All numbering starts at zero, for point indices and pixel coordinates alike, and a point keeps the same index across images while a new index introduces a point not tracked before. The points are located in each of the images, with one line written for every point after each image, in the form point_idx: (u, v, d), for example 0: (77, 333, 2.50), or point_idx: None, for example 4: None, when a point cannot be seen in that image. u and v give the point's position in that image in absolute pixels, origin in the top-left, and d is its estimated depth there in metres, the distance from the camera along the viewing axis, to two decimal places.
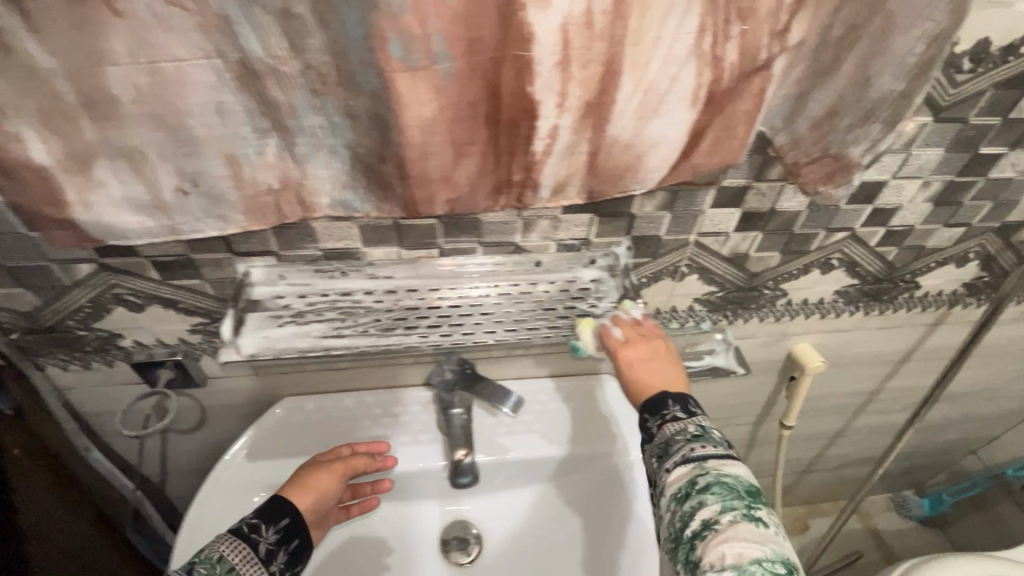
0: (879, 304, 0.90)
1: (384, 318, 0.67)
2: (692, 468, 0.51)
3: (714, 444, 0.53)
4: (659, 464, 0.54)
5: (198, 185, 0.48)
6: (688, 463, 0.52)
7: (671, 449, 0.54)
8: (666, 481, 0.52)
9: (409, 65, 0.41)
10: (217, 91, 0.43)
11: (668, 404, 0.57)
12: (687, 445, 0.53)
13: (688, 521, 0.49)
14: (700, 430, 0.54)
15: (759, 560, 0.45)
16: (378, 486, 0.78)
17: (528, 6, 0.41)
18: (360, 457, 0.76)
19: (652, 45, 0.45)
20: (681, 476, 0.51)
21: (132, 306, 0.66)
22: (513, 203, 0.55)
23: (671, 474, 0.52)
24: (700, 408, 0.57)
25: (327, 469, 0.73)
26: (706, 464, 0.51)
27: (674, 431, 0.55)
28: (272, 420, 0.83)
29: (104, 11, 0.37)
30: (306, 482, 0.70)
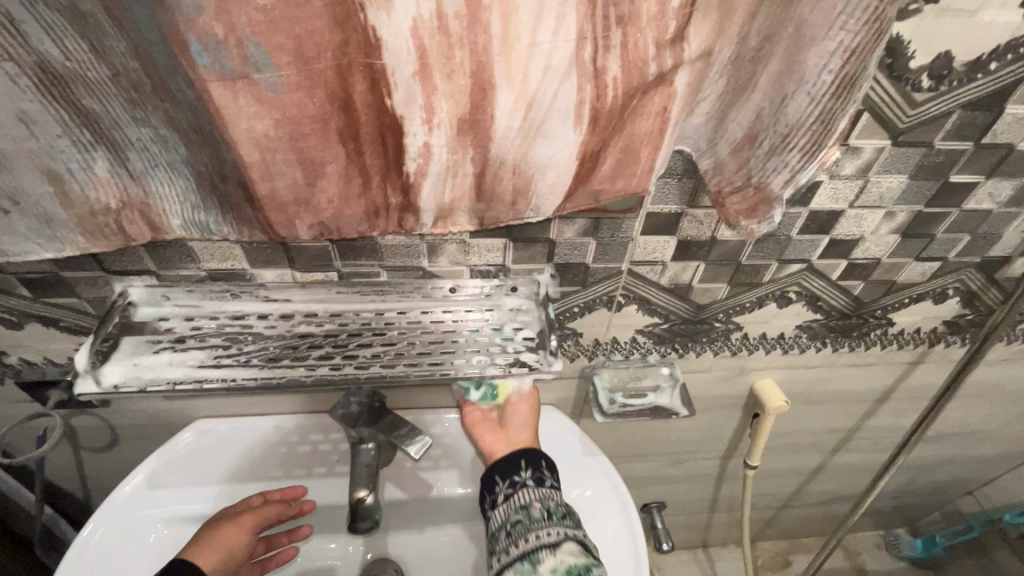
0: (848, 340, 0.82)
1: (276, 347, 0.61)
2: (582, 554, 0.55)
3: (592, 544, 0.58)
4: (544, 525, 0.57)
5: (19, 202, 0.42)
6: (580, 545, 0.56)
7: (563, 520, 0.58)
8: (558, 544, 0.55)
9: (224, 75, 0.35)
10: (15, 99, 0.37)
11: (524, 461, 0.63)
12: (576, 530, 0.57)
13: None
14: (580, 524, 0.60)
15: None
16: (296, 534, 0.75)
17: (366, 5, 0.35)
18: (274, 506, 0.71)
19: (524, 55, 0.38)
20: (575, 551, 0.55)
21: (10, 323, 0.62)
22: (393, 227, 0.49)
23: (563, 545, 0.55)
24: (550, 473, 0.63)
25: (236, 522, 0.68)
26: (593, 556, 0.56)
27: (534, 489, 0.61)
28: (178, 447, 0.76)
29: None
30: (211, 540, 0.66)
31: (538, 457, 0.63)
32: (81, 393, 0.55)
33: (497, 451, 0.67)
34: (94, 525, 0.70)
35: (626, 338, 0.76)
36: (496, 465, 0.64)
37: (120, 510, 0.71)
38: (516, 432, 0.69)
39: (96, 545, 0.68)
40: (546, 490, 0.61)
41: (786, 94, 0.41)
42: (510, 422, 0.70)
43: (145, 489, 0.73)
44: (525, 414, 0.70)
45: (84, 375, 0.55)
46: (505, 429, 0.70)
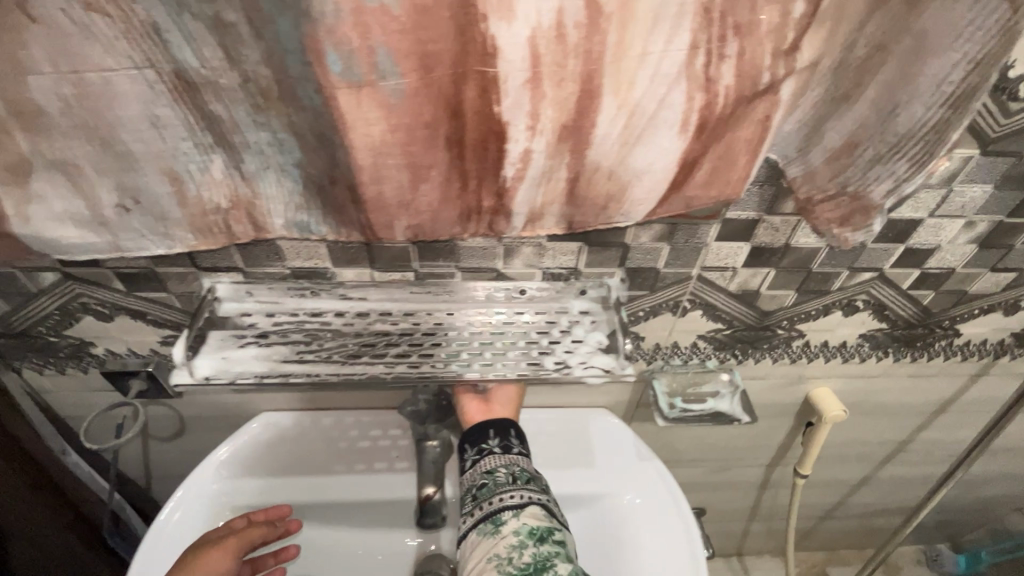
0: (910, 350, 0.81)
1: (353, 342, 0.63)
2: (548, 519, 0.55)
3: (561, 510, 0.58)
4: (512, 485, 0.58)
5: (140, 201, 0.44)
6: (544, 509, 0.56)
7: (528, 484, 0.58)
8: (521, 507, 0.55)
9: (352, 82, 0.37)
10: (150, 103, 0.39)
11: (489, 433, 0.63)
12: (543, 493, 0.58)
13: (525, 547, 0.52)
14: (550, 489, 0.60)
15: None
16: (283, 554, 0.74)
17: (489, 15, 0.36)
18: (260, 527, 0.71)
19: (633, 64, 0.39)
20: (538, 515, 0.55)
21: (101, 315, 0.65)
22: (484, 231, 0.50)
23: (527, 508, 0.55)
24: (518, 440, 0.63)
25: (219, 547, 0.67)
26: (558, 522, 0.56)
27: (495, 461, 0.61)
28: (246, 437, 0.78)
29: (20, 16, 0.34)
30: (193, 567, 0.65)
31: (508, 427, 0.63)
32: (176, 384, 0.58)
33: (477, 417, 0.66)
34: (169, 509, 0.72)
35: (688, 343, 0.76)
36: (467, 435, 0.64)
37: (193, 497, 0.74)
38: (499, 409, 0.67)
39: (170, 531, 0.70)
40: (515, 454, 0.61)
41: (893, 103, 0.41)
42: (495, 398, 0.68)
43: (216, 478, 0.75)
44: (512, 392, 0.70)
45: (179, 367, 0.57)
46: (490, 402, 0.68)
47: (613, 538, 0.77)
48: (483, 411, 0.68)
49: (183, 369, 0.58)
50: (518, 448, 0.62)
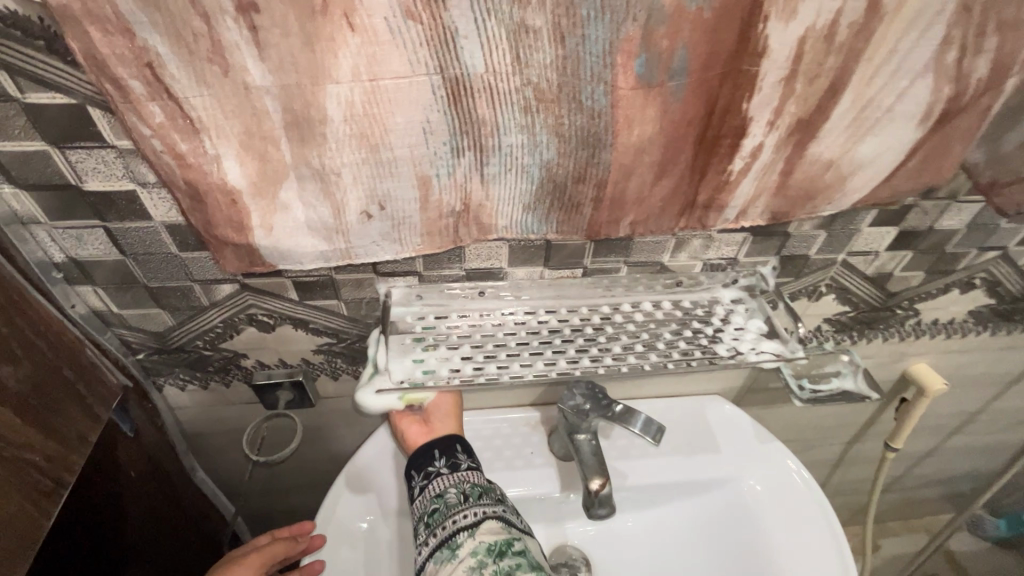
0: (1008, 324, 0.86)
1: (527, 340, 0.64)
2: (503, 530, 0.52)
3: (515, 513, 0.55)
4: (466, 503, 0.53)
5: (384, 208, 0.45)
6: (501, 520, 0.52)
7: (480, 499, 0.54)
8: (476, 525, 0.52)
9: (645, 82, 0.39)
10: (427, 109, 0.40)
11: (434, 455, 0.58)
12: (497, 504, 0.54)
13: (485, 567, 0.49)
14: (501, 495, 0.56)
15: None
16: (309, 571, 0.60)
17: (774, 17, 0.38)
18: (283, 541, 0.64)
19: (887, 59, 0.41)
20: (495, 528, 0.51)
21: (263, 326, 0.64)
22: (693, 225, 0.52)
23: (483, 525, 0.52)
24: (464, 453, 0.59)
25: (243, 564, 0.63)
26: (514, 530, 0.53)
27: (443, 481, 0.56)
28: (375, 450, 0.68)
29: (342, 26, 0.34)
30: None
31: (453, 444, 0.59)
32: (377, 388, 0.59)
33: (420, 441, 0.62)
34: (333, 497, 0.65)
35: (813, 326, 0.79)
36: (410, 460, 0.59)
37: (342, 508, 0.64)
38: (441, 426, 0.63)
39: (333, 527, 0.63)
40: (466, 468, 0.57)
41: None
42: (433, 414, 0.64)
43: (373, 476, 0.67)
44: (451, 404, 0.65)
45: (380, 372, 0.60)
46: (429, 421, 0.64)
47: (740, 524, 0.78)
48: (424, 432, 0.63)
49: (384, 376, 0.60)
50: (465, 460, 0.58)
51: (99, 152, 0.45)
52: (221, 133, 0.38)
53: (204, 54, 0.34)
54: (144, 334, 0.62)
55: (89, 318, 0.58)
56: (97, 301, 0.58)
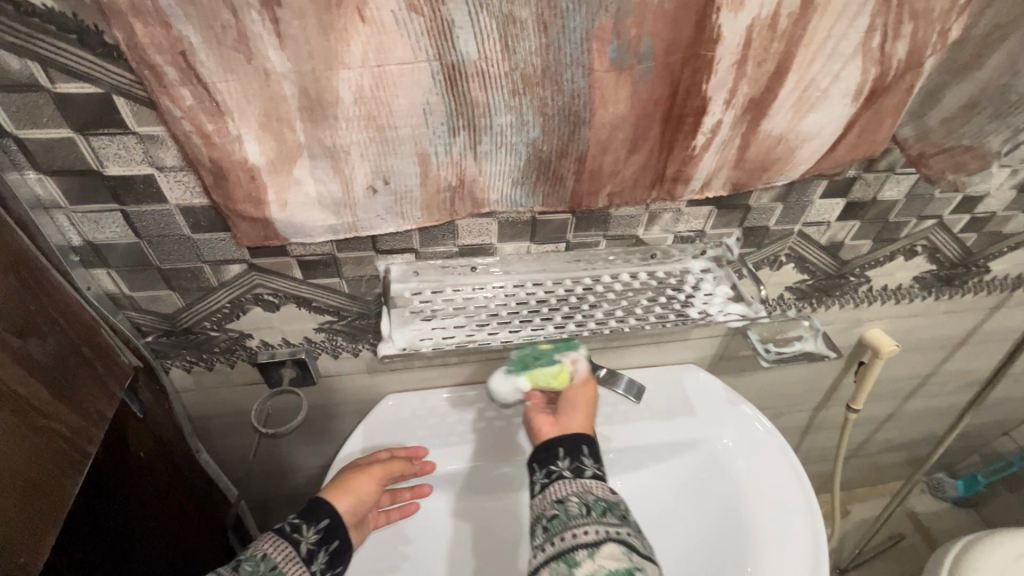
0: (949, 289, 0.95)
1: (518, 310, 0.70)
2: (624, 556, 0.51)
3: (638, 539, 0.54)
4: (586, 517, 0.54)
5: (388, 183, 0.50)
6: (620, 544, 0.52)
7: (604, 517, 0.54)
8: (597, 545, 0.51)
9: (617, 65, 0.45)
10: (427, 92, 0.45)
11: (558, 455, 0.60)
12: (619, 526, 0.54)
13: None
14: (626, 518, 0.55)
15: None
16: (419, 490, 0.73)
17: (724, 8, 0.44)
18: (400, 461, 0.72)
19: (822, 44, 0.48)
20: (616, 554, 0.51)
21: (268, 305, 0.68)
22: (663, 196, 0.58)
23: (603, 547, 0.51)
24: (588, 459, 0.59)
25: (366, 473, 0.68)
26: (635, 560, 0.51)
27: (564, 487, 0.57)
28: (383, 414, 0.79)
29: (353, 17, 0.39)
30: (344, 483, 0.66)
31: (577, 445, 0.60)
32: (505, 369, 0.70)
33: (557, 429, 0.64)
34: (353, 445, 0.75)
35: (776, 294, 0.87)
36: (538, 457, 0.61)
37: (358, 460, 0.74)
38: (567, 421, 0.64)
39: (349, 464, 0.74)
40: (592, 480, 0.57)
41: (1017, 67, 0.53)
42: (564, 409, 0.66)
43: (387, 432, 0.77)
44: (581, 402, 0.66)
45: (384, 340, 0.65)
46: (558, 417, 0.65)
47: (715, 480, 0.84)
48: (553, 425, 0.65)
49: (389, 342, 0.65)
50: (594, 471, 0.58)
51: (121, 138, 0.49)
52: (243, 115, 0.43)
53: (230, 43, 0.39)
54: (154, 316, 0.66)
55: (103, 300, 0.62)
56: (110, 284, 0.61)
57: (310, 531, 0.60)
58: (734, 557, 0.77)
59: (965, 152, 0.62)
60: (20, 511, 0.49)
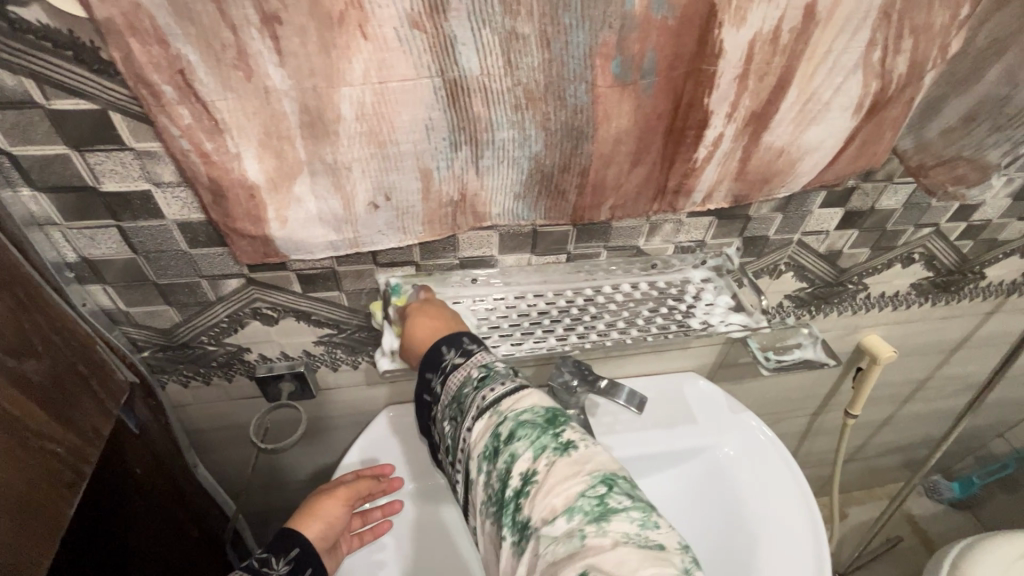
0: (946, 295, 0.95)
1: (520, 322, 0.70)
2: (490, 417, 0.47)
3: (499, 386, 0.49)
4: (459, 425, 0.49)
5: (389, 198, 0.49)
6: (484, 413, 0.48)
7: (465, 409, 0.49)
8: (472, 443, 0.48)
9: (620, 81, 0.44)
10: (429, 108, 0.44)
11: (430, 383, 0.54)
12: (477, 394, 0.49)
13: (503, 492, 0.44)
14: (485, 371, 0.51)
15: (583, 493, 0.41)
16: (390, 507, 0.70)
17: (726, 23, 0.44)
18: (365, 480, 0.69)
19: (823, 58, 0.48)
20: (483, 432, 0.47)
21: (267, 319, 0.67)
22: (666, 208, 0.58)
23: (473, 438, 0.48)
24: (441, 351, 0.55)
25: (330, 496, 0.66)
26: (501, 408, 0.47)
27: (441, 406, 0.52)
28: (377, 429, 0.76)
29: (354, 35, 0.39)
30: (309, 510, 0.64)
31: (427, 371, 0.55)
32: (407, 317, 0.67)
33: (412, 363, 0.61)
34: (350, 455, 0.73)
35: (775, 302, 0.87)
36: (419, 410, 0.56)
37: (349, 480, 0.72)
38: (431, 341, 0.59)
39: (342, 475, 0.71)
40: (444, 380, 0.53)
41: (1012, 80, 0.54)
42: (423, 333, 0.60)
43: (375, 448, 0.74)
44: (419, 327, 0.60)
45: (380, 353, 0.66)
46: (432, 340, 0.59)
47: (718, 487, 0.84)
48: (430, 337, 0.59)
49: (385, 355, 0.66)
50: (444, 376, 0.53)
51: (118, 155, 0.48)
52: (243, 132, 0.42)
53: (231, 61, 0.39)
54: (150, 331, 0.65)
55: (98, 316, 0.61)
56: (106, 300, 0.60)
57: (280, 563, 0.59)
58: (743, 561, 0.77)
59: (963, 163, 0.62)
60: (18, 538, 0.48)
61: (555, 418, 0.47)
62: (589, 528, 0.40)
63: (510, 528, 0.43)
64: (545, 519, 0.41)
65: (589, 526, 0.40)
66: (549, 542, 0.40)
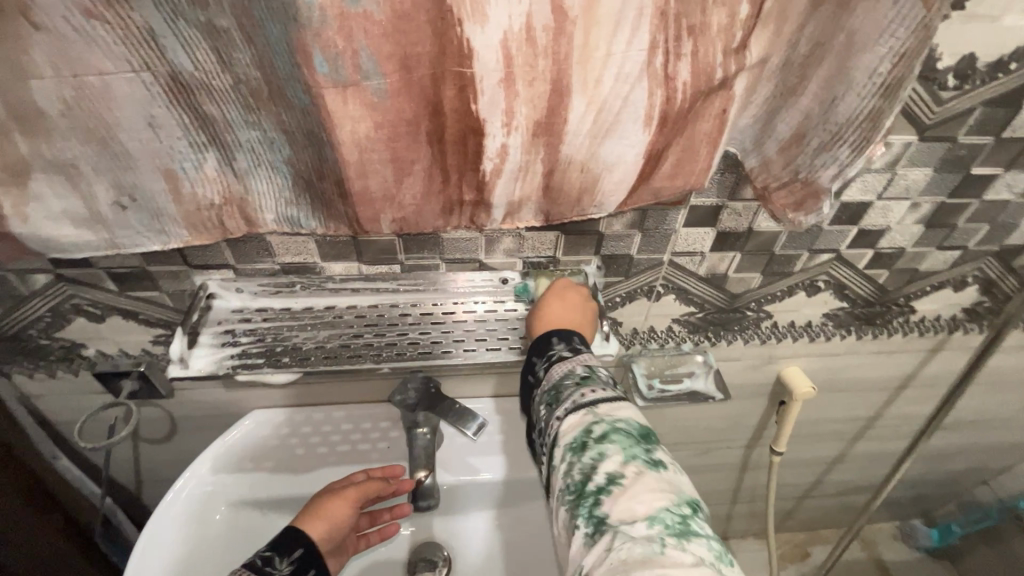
0: (872, 328, 0.86)
1: (342, 335, 0.66)
2: (586, 414, 0.48)
3: (601, 389, 0.50)
4: (551, 411, 0.50)
5: (136, 199, 0.47)
6: (581, 408, 0.48)
7: (561, 396, 0.50)
8: (559, 429, 0.48)
9: (337, 81, 0.41)
10: (147, 105, 0.42)
11: (533, 362, 0.55)
12: (578, 390, 0.50)
13: (586, 481, 0.44)
14: (589, 373, 0.52)
15: (667, 507, 0.42)
16: (397, 511, 0.70)
17: (464, 20, 0.39)
18: (375, 482, 0.68)
19: (600, 61, 0.43)
20: (575, 423, 0.48)
21: (93, 316, 0.66)
22: (466, 223, 0.53)
23: (563, 426, 0.48)
24: (555, 339, 0.56)
25: (338, 496, 0.65)
26: (598, 409, 0.48)
27: (538, 388, 0.53)
28: (223, 446, 0.74)
29: (24, 25, 0.36)
30: (319, 510, 0.63)
31: (546, 338, 0.57)
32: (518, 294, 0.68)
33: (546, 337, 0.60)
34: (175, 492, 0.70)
35: (663, 327, 0.79)
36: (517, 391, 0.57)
37: (165, 530, 0.67)
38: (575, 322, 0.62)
39: (174, 511, 0.69)
40: (546, 368, 0.54)
41: (843, 91, 0.47)
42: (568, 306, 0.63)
43: (216, 475, 0.72)
44: (572, 302, 0.63)
45: (175, 361, 0.62)
46: (568, 316, 0.62)
47: None
48: (566, 312, 0.62)
49: (178, 364, 0.62)
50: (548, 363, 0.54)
51: None
52: None
53: None
54: None
55: None
56: None
57: (283, 563, 0.58)
58: None
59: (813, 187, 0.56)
60: None
61: (647, 434, 0.48)
62: (669, 539, 0.40)
63: (585, 519, 0.43)
64: (625, 520, 0.41)
65: (670, 538, 0.40)
66: (625, 539, 0.40)
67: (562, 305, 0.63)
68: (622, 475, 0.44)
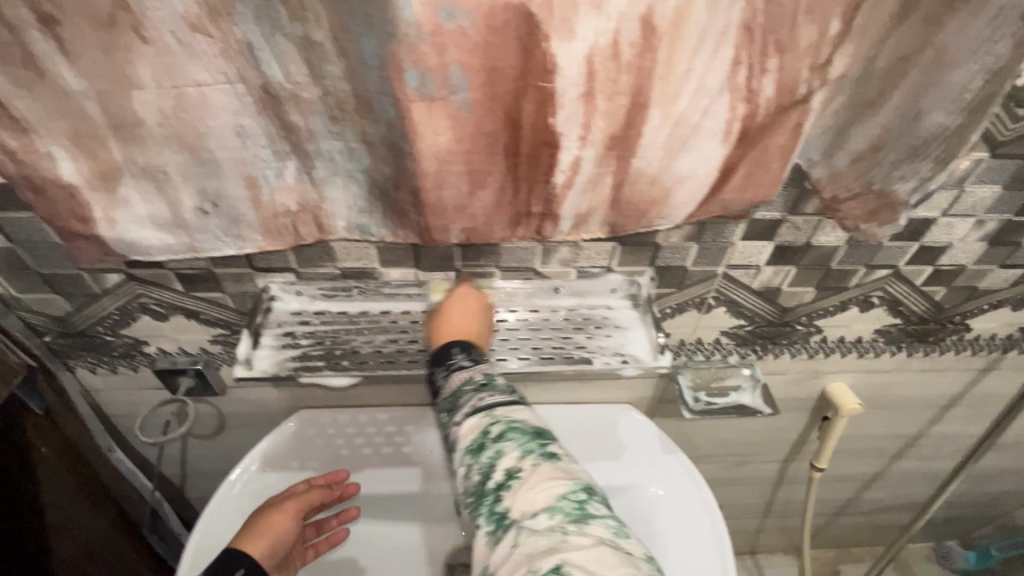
0: (923, 345, 0.84)
1: (397, 340, 0.67)
2: (482, 417, 0.49)
3: (499, 394, 0.51)
4: (450, 419, 0.51)
5: (218, 205, 0.48)
6: (479, 411, 0.49)
7: (460, 401, 0.51)
8: (460, 434, 0.49)
9: (425, 94, 0.41)
10: (238, 115, 0.43)
11: (438, 369, 0.56)
12: (476, 395, 0.51)
13: (488, 481, 0.45)
14: (487, 380, 0.53)
15: (564, 495, 0.42)
16: (345, 515, 0.73)
17: (551, 36, 0.40)
18: (316, 490, 0.71)
19: (680, 76, 0.43)
20: (473, 427, 0.48)
21: (157, 315, 0.68)
22: (532, 233, 0.54)
23: (463, 429, 0.49)
24: (458, 353, 0.56)
25: (277, 512, 0.67)
26: (495, 412, 0.49)
27: (444, 396, 0.54)
28: (274, 443, 0.75)
29: (133, 38, 0.38)
30: (259, 527, 0.66)
31: (449, 347, 0.56)
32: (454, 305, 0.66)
33: (444, 336, 0.59)
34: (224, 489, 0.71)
35: (711, 339, 0.79)
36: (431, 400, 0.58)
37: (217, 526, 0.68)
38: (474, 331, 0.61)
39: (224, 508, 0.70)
40: (446, 377, 0.54)
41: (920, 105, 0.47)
42: (453, 313, 0.62)
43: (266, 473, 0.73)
44: (472, 309, 0.62)
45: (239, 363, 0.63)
46: (463, 326, 0.61)
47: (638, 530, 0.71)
48: (458, 319, 0.61)
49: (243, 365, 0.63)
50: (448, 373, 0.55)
51: None
52: (50, 132, 0.42)
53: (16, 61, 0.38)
54: (47, 317, 0.67)
55: None
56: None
57: None
58: None
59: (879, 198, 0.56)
60: None
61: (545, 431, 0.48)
62: (569, 526, 0.40)
63: (489, 517, 0.43)
64: (526, 512, 0.41)
65: (569, 524, 0.40)
66: (528, 532, 0.40)
67: (464, 315, 0.62)
68: (519, 470, 0.44)
